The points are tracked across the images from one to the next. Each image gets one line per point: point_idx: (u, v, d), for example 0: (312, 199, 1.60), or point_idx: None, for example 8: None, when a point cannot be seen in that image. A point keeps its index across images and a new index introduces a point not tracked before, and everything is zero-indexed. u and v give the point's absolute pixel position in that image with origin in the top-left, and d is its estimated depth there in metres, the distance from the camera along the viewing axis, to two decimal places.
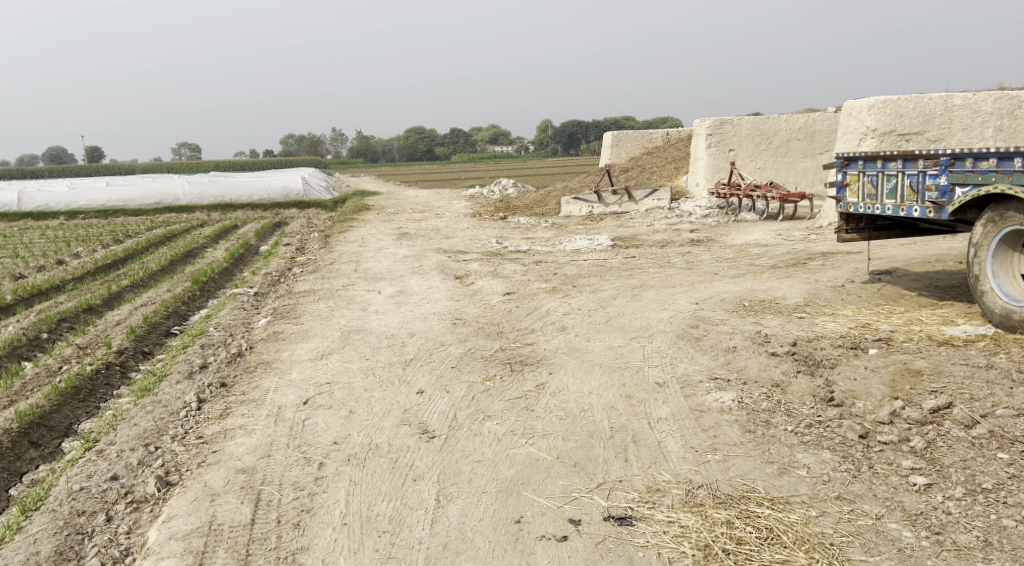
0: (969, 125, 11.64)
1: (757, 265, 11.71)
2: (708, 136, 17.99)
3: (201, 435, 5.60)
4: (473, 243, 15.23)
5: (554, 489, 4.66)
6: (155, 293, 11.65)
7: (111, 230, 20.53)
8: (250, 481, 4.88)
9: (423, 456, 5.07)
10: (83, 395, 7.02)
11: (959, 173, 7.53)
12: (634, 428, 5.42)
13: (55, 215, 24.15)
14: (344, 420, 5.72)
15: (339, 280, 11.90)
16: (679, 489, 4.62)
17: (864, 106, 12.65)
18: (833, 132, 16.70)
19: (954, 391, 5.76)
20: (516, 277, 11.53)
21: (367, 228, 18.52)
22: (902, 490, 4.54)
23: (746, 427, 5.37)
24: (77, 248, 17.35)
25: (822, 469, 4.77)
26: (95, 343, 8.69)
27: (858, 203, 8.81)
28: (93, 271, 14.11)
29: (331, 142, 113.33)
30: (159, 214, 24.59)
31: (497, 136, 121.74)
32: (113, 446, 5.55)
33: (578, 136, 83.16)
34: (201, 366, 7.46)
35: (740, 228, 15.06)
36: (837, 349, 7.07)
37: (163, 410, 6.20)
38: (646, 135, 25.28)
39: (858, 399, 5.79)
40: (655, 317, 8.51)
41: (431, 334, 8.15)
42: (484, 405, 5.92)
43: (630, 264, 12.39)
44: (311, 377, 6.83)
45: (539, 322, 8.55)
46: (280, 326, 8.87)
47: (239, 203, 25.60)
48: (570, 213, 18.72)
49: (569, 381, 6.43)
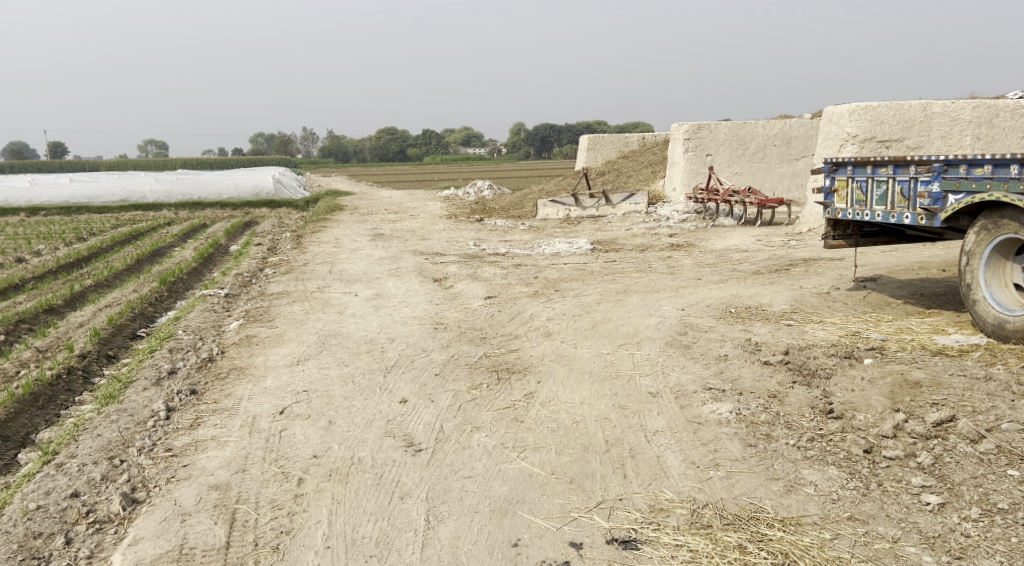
0: (948, 132, 11.62)
1: (740, 270, 11.56)
2: (685, 140, 17.58)
3: (169, 447, 5.25)
4: (450, 246, 14.92)
5: (551, 508, 4.40)
6: (120, 293, 11.21)
7: (75, 228, 19.93)
8: (224, 499, 4.55)
9: (409, 472, 4.78)
10: (42, 402, 6.66)
11: (953, 180, 7.38)
12: (630, 441, 5.17)
13: (16, 211, 23.41)
14: (324, 432, 5.40)
15: (313, 281, 11.55)
16: (684, 508, 4.38)
17: (845, 112, 12.31)
18: (810, 138, 16.93)
19: (955, 404, 5.58)
20: (496, 281, 11.25)
21: (340, 228, 18.09)
22: (916, 510, 4.35)
23: (747, 441, 5.14)
24: (38, 245, 16.77)
25: (830, 487, 4.57)
26: (56, 346, 8.28)
27: (848, 209, 8.65)
28: (54, 269, 13.62)
29: (301, 141, 112.38)
30: (125, 212, 23.96)
31: (470, 138, 121.26)
32: (74, 459, 5.19)
33: (551, 139, 83.05)
34: (169, 372, 7.10)
35: (720, 232, 14.92)
36: (831, 358, 6.88)
37: (129, 419, 5.84)
38: (621, 139, 25.08)
39: (858, 411, 5.59)
40: (642, 323, 8.28)
41: (412, 339, 7.85)
42: (471, 415, 5.63)
43: (611, 268, 12.16)
44: (287, 385, 6.49)
45: (522, 328, 8.28)
46: (252, 330, 8.50)
47: (208, 201, 25.01)
48: (547, 216, 18.45)
49: (558, 391, 6.17)
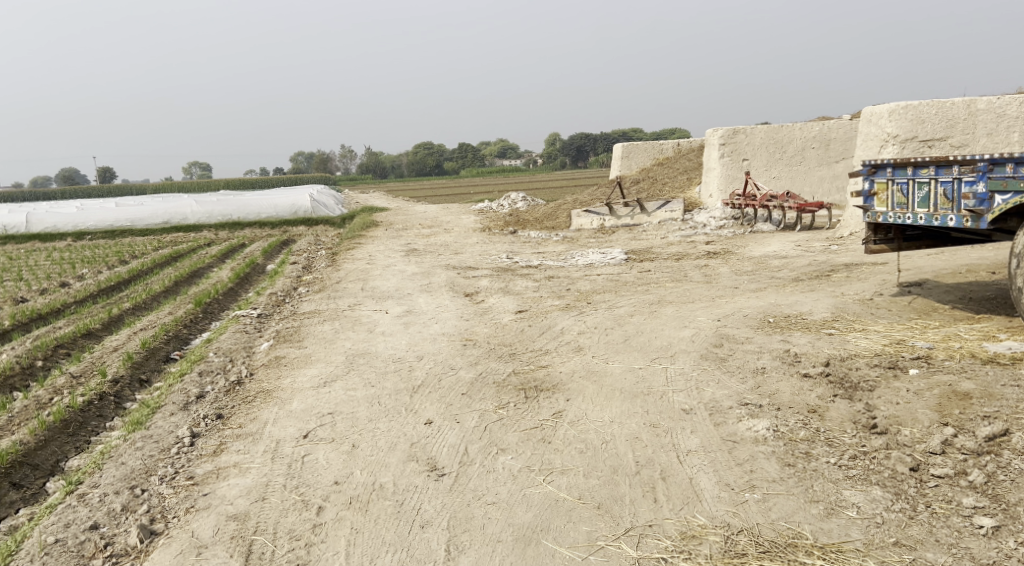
0: (994, 130, 11.20)
1: (778, 278, 11.25)
2: (721, 146, 17.46)
3: (191, 475, 5.18)
4: (483, 259, 14.82)
5: (577, 535, 4.23)
6: (156, 316, 11.28)
7: (117, 251, 20.20)
8: (241, 530, 4.46)
9: (431, 499, 4.63)
10: (72, 429, 6.64)
11: (999, 180, 7.07)
12: (662, 462, 4.96)
13: (62, 236, 23.84)
14: (346, 456, 5.28)
15: (345, 299, 11.52)
16: (717, 535, 4.18)
17: (883, 112, 12.00)
18: (850, 140, 16.38)
19: (1008, 416, 5.28)
20: (528, 294, 11.10)
21: (374, 245, 18.10)
22: (968, 534, 4.09)
23: (785, 461, 4.90)
24: (81, 270, 17.02)
25: (873, 509, 4.31)
26: (90, 371, 8.30)
27: (888, 213, 8.32)
28: (95, 293, 13.78)
29: (340, 158, 113.52)
30: (167, 233, 24.29)
31: (506, 150, 121.63)
32: (97, 489, 5.13)
33: (587, 149, 83.08)
34: (197, 396, 7.03)
35: (758, 239, 14.59)
36: (874, 369, 6.59)
37: (154, 446, 5.79)
38: (656, 145, 24.77)
39: (903, 426, 5.31)
40: (676, 336, 8.05)
41: (440, 357, 7.72)
42: (497, 437, 5.47)
43: (645, 278, 11.93)
44: (312, 408, 6.38)
45: (553, 342, 8.11)
46: (281, 351, 8.43)
47: (247, 222, 25.31)
48: (581, 226, 18.27)
49: (587, 409, 5.98)
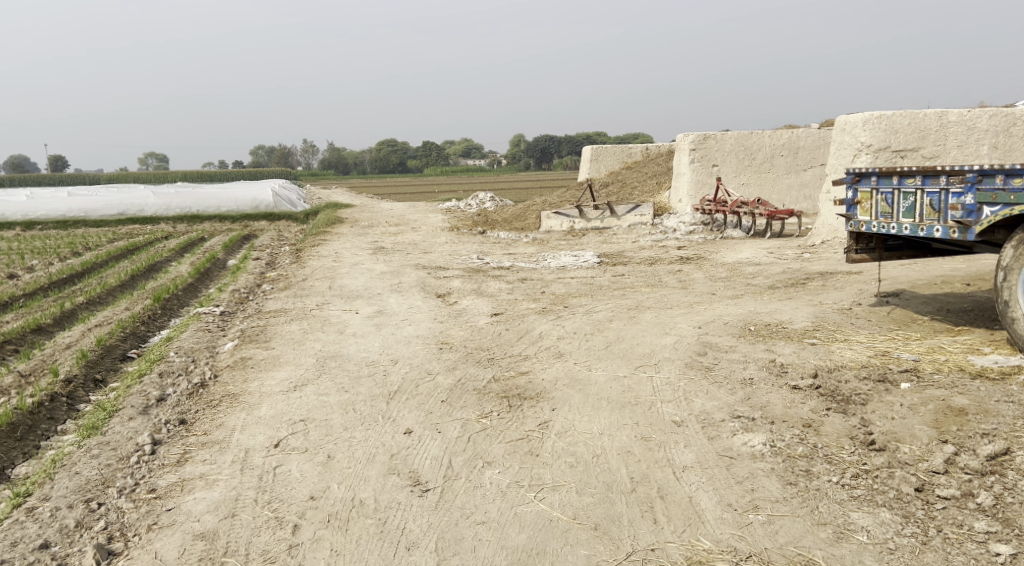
0: (965, 142, 11.20)
1: (754, 285, 11.11)
2: (690, 151, 17.10)
3: (153, 487, 4.81)
4: (454, 259, 14.48)
5: (575, 561, 4.02)
6: (112, 311, 10.78)
7: (70, 242, 19.46)
8: (210, 551, 4.15)
9: (415, 517, 4.36)
10: (20, 433, 6.21)
11: (988, 192, 6.92)
12: (657, 479, 4.73)
13: (12, 225, 22.96)
14: (321, 468, 4.95)
15: (311, 297, 11.12)
16: (725, 561, 4.02)
17: (857, 121, 11.84)
18: (817, 148, 16.55)
19: (1008, 434, 5.11)
20: (501, 296, 10.81)
21: (341, 242, 17.66)
22: (986, 562, 3.98)
23: (786, 479, 4.68)
24: (32, 261, 16.34)
25: (884, 534, 4.18)
26: (41, 369, 7.82)
27: (871, 222, 8.16)
28: (47, 286, 13.19)
29: (302, 153, 112.05)
30: (123, 225, 23.55)
31: (470, 149, 121.16)
32: (48, 502, 4.73)
33: (551, 151, 82.94)
34: (158, 400, 6.63)
35: (730, 245, 14.47)
36: (865, 382, 6.40)
37: (111, 454, 5.39)
38: (625, 149, 24.64)
39: (902, 442, 5.12)
40: (658, 343, 7.81)
41: (415, 361, 7.40)
42: (482, 448, 5.18)
43: (620, 283, 11.72)
44: (283, 414, 6.02)
45: (531, 348, 7.83)
46: (247, 352, 8.04)
47: (206, 214, 24.66)
48: (551, 228, 17.98)
49: (575, 420, 5.71)
